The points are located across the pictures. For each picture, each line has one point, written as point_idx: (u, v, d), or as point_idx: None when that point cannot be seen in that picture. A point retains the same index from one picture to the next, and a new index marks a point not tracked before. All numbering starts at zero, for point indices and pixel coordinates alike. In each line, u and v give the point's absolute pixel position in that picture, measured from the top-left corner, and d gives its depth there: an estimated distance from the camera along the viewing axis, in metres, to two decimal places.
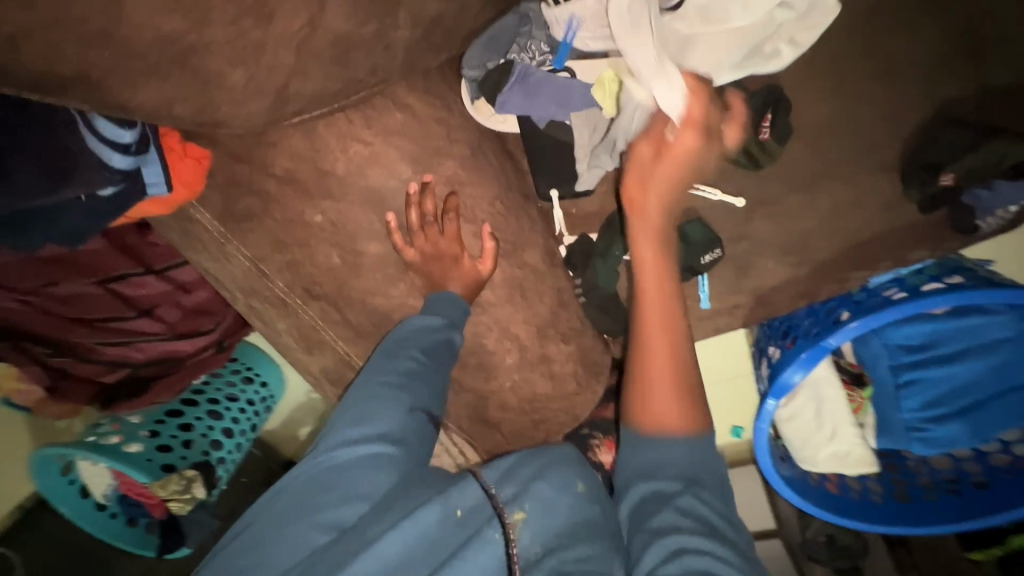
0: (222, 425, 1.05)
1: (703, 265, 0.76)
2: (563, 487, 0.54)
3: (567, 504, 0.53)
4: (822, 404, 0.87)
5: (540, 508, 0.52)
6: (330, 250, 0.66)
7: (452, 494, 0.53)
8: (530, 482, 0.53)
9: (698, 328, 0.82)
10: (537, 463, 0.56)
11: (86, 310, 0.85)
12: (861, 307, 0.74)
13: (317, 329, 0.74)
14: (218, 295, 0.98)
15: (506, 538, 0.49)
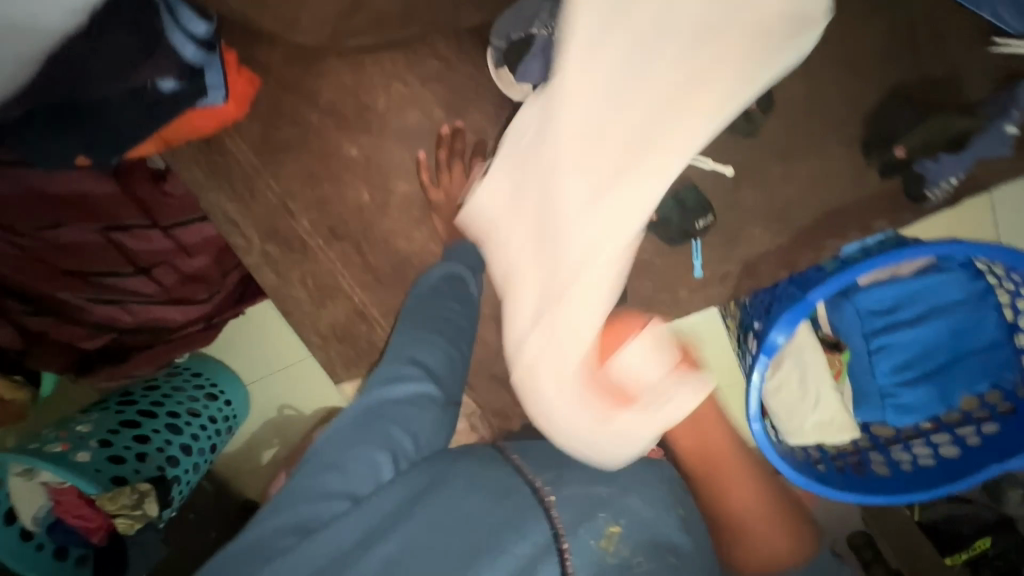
0: (180, 441, 1.06)
1: (697, 230, 0.84)
2: (637, 490, 0.63)
3: (634, 499, 0.62)
4: (805, 370, 0.92)
5: (632, 518, 0.59)
6: (362, 187, 0.71)
7: (559, 487, 0.60)
8: (602, 484, 0.62)
9: (690, 296, 0.91)
10: (611, 470, 0.65)
11: (81, 261, 0.82)
12: (802, 280, 0.83)
13: (335, 272, 0.76)
14: (217, 264, 0.95)
15: (604, 544, 0.56)
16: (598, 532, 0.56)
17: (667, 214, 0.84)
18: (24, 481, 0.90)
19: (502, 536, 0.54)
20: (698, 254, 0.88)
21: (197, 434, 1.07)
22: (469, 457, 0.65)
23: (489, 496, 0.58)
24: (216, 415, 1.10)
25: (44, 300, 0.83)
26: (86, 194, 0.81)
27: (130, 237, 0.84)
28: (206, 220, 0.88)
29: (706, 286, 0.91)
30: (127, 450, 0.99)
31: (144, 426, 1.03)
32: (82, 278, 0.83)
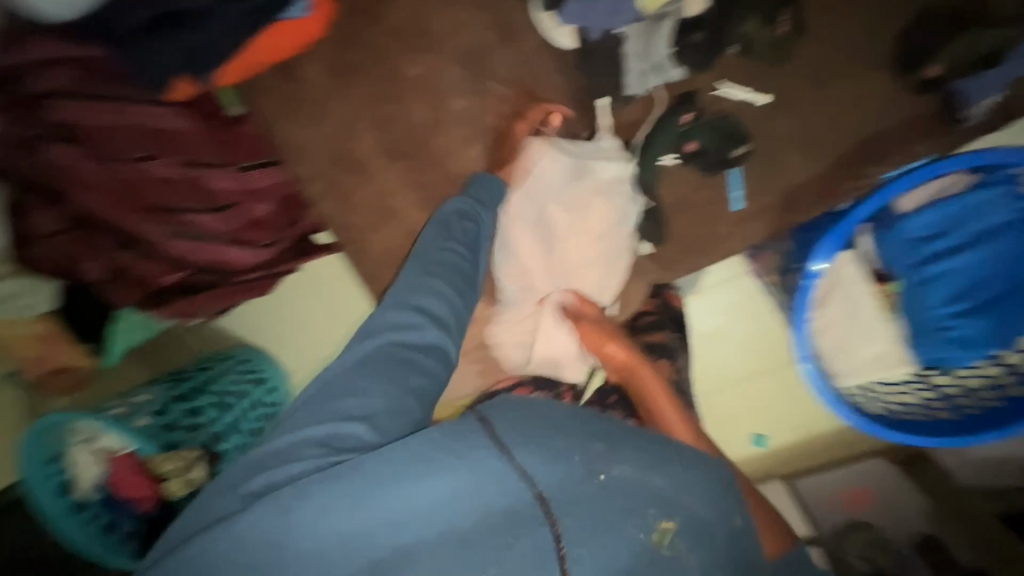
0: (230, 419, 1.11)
1: (734, 158, 0.88)
2: (696, 489, 0.58)
3: (692, 493, 0.57)
4: (854, 303, 0.92)
5: (688, 521, 0.55)
6: (418, 106, 0.83)
7: (610, 467, 0.56)
8: (660, 475, 0.57)
9: (733, 230, 0.93)
10: (673, 461, 0.59)
11: (164, 195, 0.91)
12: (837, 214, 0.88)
13: (393, 191, 0.83)
14: (282, 213, 1.03)
15: (651, 540, 0.53)
16: (649, 527, 0.53)
17: (705, 143, 0.87)
18: (78, 449, 0.94)
19: (524, 513, 0.52)
20: (735, 185, 0.91)
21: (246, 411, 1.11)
22: (519, 416, 0.61)
23: (541, 462, 0.55)
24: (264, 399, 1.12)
25: (128, 236, 0.91)
26: (173, 131, 0.91)
27: (209, 174, 0.93)
28: (276, 165, 0.99)
29: (748, 219, 0.92)
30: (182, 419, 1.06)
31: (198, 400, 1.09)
32: (163, 212, 0.91)
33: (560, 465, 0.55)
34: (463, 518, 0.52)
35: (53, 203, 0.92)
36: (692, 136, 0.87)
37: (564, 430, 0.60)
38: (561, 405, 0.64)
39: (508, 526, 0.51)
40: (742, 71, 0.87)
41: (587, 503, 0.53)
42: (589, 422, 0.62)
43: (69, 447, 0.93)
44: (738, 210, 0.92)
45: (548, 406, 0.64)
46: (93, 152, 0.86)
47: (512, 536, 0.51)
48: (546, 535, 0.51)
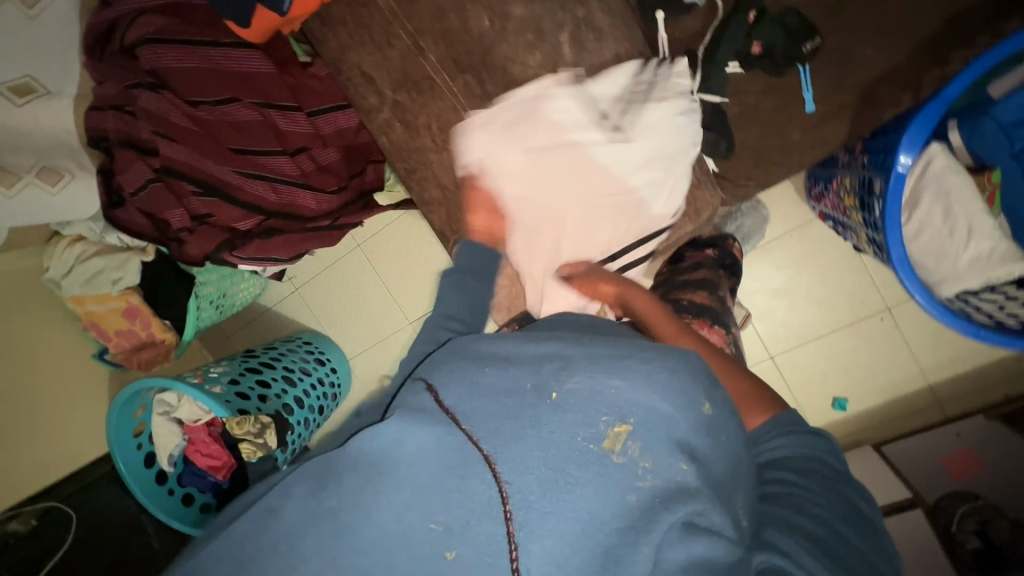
0: (294, 392, 1.47)
1: (804, 54, 0.85)
2: (660, 383, 0.50)
3: (653, 387, 0.50)
4: (949, 200, 0.84)
5: (652, 421, 0.49)
6: (483, 14, 0.81)
7: (557, 379, 0.51)
8: (614, 376, 0.50)
9: (805, 134, 0.89)
10: (631, 356, 0.52)
11: (240, 137, 0.98)
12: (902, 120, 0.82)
13: (456, 109, 0.84)
14: (346, 162, 1.08)
15: (608, 451, 0.47)
16: (599, 435, 0.48)
17: (774, 41, 0.85)
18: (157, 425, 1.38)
19: (465, 453, 0.48)
20: (807, 85, 0.88)
21: (306, 389, 1.50)
22: (469, 355, 0.57)
23: (486, 403, 0.51)
24: (323, 378, 1.56)
25: (208, 180, 0.98)
26: (251, 77, 0.97)
27: (282, 116, 1.00)
28: (347, 109, 1.05)
29: (822, 121, 0.88)
30: (251, 389, 1.40)
31: (266, 373, 1.45)
32: (243, 156, 0.98)
33: (505, 396, 0.51)
34: (397, 461, 0.49)
35: (140, 156, 0.97)
36: (757, 36, 0.86)
37: (515, 360, 0.55)
38: (516, 337, 0.58)
39: (442, 458, 0.48)
40: None
41: (530, 425, 0.48)
42: (542, 346, 0.56)
43: (156, 417, 1.39)
44: (812, 113, 0.89)
45: (502, 338, 0.58)
46: (182, 96, 0.95)
47: (446, 469, 0.47)
48: (486, 474, 0.46)
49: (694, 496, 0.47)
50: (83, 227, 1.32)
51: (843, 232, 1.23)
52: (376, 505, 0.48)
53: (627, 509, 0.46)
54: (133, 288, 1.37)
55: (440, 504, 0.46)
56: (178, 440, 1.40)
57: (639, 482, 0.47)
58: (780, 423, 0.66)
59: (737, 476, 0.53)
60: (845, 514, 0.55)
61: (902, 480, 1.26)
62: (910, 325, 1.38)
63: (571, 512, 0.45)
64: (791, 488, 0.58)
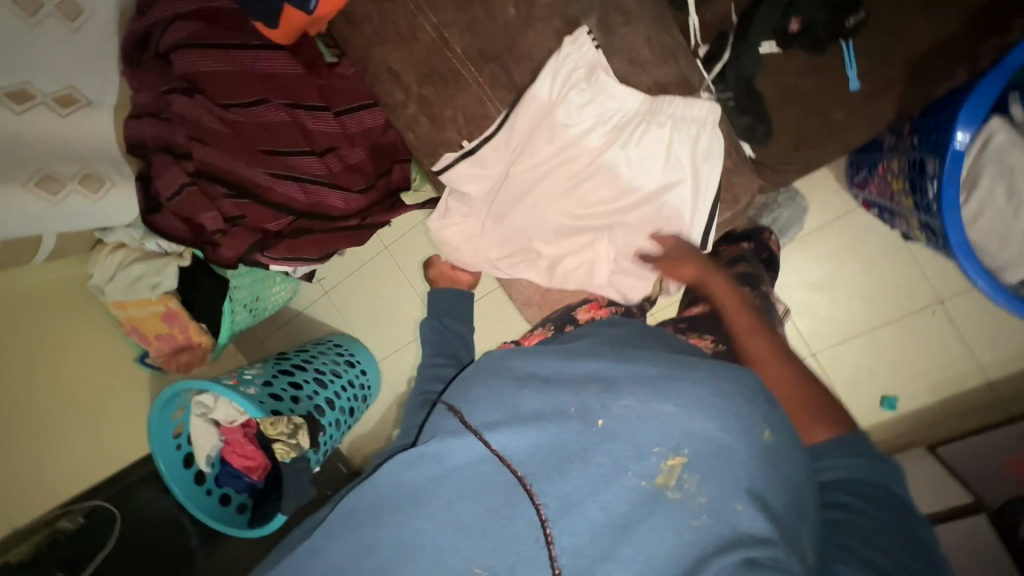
0: (325, 394, 1.49)
1: (846, 29, 0.81)
2: (714, 408, 0.47)
3: (707, 414, 0.46)
4: (1015, 178, 0.78)
5: (709, 452, 0.45)
6: (508, 2, 0.80)
7: (602, 404, 0.47)
8: (665, 400, 0.47)
9: (851, 114, 0.85)
10: (680, 378, 0.49)
11: (270, 138, 1.00)
12: (957, 96, 0.76)
13: (483, 99, 0.87)
14: (372, 160, 1.09)
15: (662, 486, 0.44)
16: (652, 470, 0.45)
17: (813, 17, 0.81)
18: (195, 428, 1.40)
19: (512, 489, 0.45)
20: (852, 62, 0.83)
21: (337, 391, 1.50)
22: (508, 374, 0.53)
23: (528, 432, 0.47)
24: (354, 379, 1.57)
25: (240, 183, 1.00)
26: (281, 77, 1.00)
27: (310, 117, 1.01)
28: (374, 108, 1.06)
29: (868, 100, 0.84)
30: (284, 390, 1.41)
31: (298, 375, 1.47)
32: (273, 157, 1.00)
33: (551, 422, 0.47)
34: (438, 492, 0.47)
35: (175, 160, 0.99)
36: (796, 12, 0.82)
37: (556, 380, 0.51)
38: (557, 355, 0.55)
39: (487, 493, 0.45)
40: None
41: (577, 457, 0.45)
42: (584, 366, 0.52)
43: (194, 418, 1.41)
44: (857, 91, 0.84)
45: (542, 357, 0.54)
46: (213, 100, 0.97)
47: (489, 507, 0.45)
48: (533, 511, 0.44)
49: (760, 537, 0.43)
50: (124, 235, 1.36)
51: (890, 219, 1.17)
52: (417, 543, 0.45)
53: (685, 550, 0.42)
54: (172, 292, 1.41)
55: (484, 544, 0.44)
56: (214, 441, 1.42)
57: (695, 520, 0.43)
58: (838, 443, 0.60)
59: (800, 509, 0.48)
60: (913, 546, 0.50)
61: (962, 484, 1.18)
62: (966, 319, 1.29)
63: (625, 552, 0.42)
64: (857, 518, 0.53)
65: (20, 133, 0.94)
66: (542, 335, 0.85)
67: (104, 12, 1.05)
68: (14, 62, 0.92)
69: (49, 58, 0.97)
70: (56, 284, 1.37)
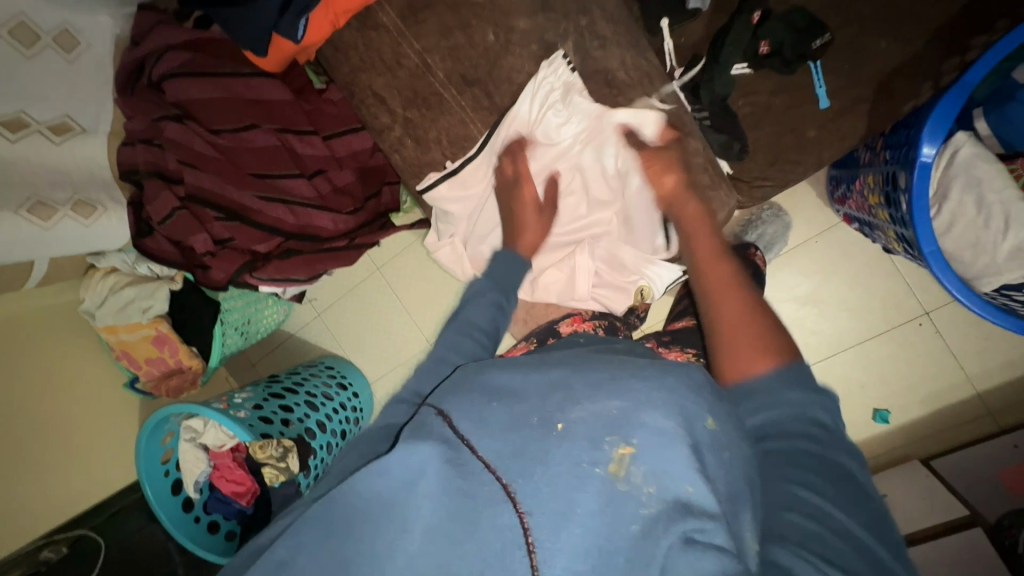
0: (316, 416, 1.48)
1: (814, 50, 0.85)
2: (660, 402, 0.47)
3: (658, 408, 0.46)
4: (982, 190, 0.80)
5: (653, 440, 0.45)
6: (488, 28, 0.84)
7: (557, 408, 0.49)
8: (616, 398, 0.48)
9: (822, 130, 0.87)
10: (632, 380, 0.50)
11: (259, 163, 1.02)
12: (921, 114, 0.79)
13: (466, 122, 0.89)
14: (361, 183, 1.11)
15: (615, 474, 0.44)
16: (602, 459, 0.45)
17: (779, 39, 0.85)
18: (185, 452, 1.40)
19: (473, 491, 0.45)
20: (819, 81, 0.86)
21: (328, 413, 1.50)
22: (477, 383, 0.54)
23: (496, 441, 0.47)
24: (345, 402, 1.56)
25: (229, 205, 1.02)
26: (270, 103, 1.02)
27: (298, 141, 1.04)
28: (362, 131, 1.09)
29: (838, 117, 0.87)
30: (273, 413, 1.40)
31: (288, 398, 1.46)
32: (263, 180, 1.03)
33: (514, 425, 0.48)
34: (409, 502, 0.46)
35: (167, 185, 1.02)
36: (764, 35, 0.86)
37: (522, 390, 0.52)
38: (525, 368, 0.56)
39: (447, 492, 0.45)
40: None
41: (537, 459, 0.45)
42: (548, 376, 0.54)
43: (183, 443, 1.40)
44: (826, 107, 0.87)
45: (512, 372, 0.55)
46: (204, 126, 1.00)
47: (452, 511, 0.44)
48: (510, 512, 0.43)
49: (705, 517, 0.42)
50: (117, 259, 1.40)
51: (870, 232, 1.19)
52: (391, 555, 0.45)
53: (633, 544, 0.42)
54: (162, 316, 1.42)
55: (452, 553, 0.43)
56: (203, 467, 1.41)
57: (643, 509, 0.43)
58: (773, 378, 0.54)
59: (744, 491, 0.46)
60: (847, 491, 0.46)
61: (956, 496, 1.18)
62: (951, 330, 1.30)
63: (576, 539, 0.41)
64: (797, 460, 0.48)
65: (14, 159, 0.97)
66: (525, 348, 0.84)
67: (100, 43, 1.08)
68: (11, 91, 0.95)
69: (46, 87, 1.00)
70: (48, 310, 1.38)
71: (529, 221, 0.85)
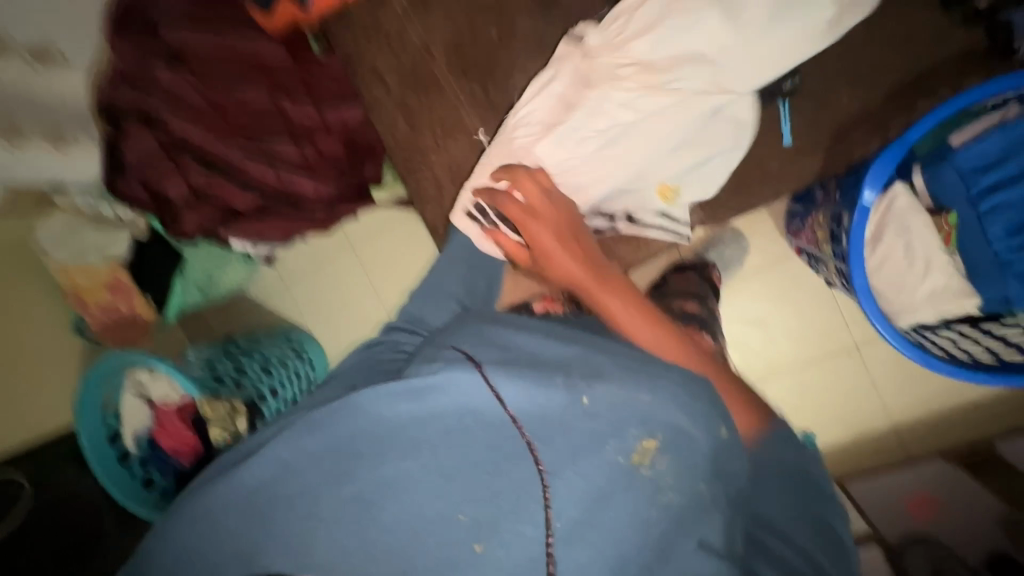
0: (270, 382, 1.47)
1: (784, 90, 0.91)
2: (684, 403, 0.56)
3: (681, 406, 0.55)
4: (910, 237, 0.91)
5: (675, 440, 0.55)
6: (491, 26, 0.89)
7: (582, 382, 0.55)
8: (644, 391, 0.55)
9: (783, 165, 0.96)
10: (660, 374, 0.57)
11: (249, 120, 1.03)
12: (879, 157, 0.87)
13: (458, 106, 0.93)
14: (348, 153, 1.10)
15: (633, 460, 0.55)
16: (628, 448, 0.54)
17: None
18: (130, 400, 1.35)
19: (504, 450, 0.54)
20: (785, 119, 0.94)
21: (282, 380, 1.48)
22: (495, 341, 0.60)
23: (529, 397, 0.55)
24: (300, 371, 1.52)
25: (214, 156, 1.03)
26: (267, 62, 1.03)
27: (291, 103, 1.04)
28: (357, 103, 1.07)
29: (797, 155, 0.95)
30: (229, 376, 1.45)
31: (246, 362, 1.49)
32: (251, 137, 1.04)
33: (539, 391, 0.55)
34: (427, 439, 0.55)
35: (147, 128, 1.02)
36: None
37: (536, 360, 0.57)
38: (543, 333, 0.63)
39: (473, 446, 0.55)
40: None
41: (559, 427, 0.55)
42: (569, 350, 0.60)
43: (127, 394, 1.35)
44: (789, 145, 0.95)
45: (531, 334, 0.62)
46: (196, 74, 0.99)
47: (480, 459, 0.54)
48: (528, 460, 0.54)
49: (699, 509, 0.55)
50: (76, 197, 1.36)
51: (816, 266, 1.30)
52: (399, 481, 0.54)
53: (647, 518, 0.54)
54: (120, 260, 1.39)
55: (473, 498, 0.53)
56: (144, 420, 1.36)
57: (661, 496, 0.55)
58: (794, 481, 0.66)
59: (728, 496, 0.58)
60: (821, 538, 0.62)
61: (862, 517, 1.32)
62: (879, 365, 1.43)
63: (599, 516, 0.53)
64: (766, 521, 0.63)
65: None
66: None
67: None
68: None
69: None
70: None
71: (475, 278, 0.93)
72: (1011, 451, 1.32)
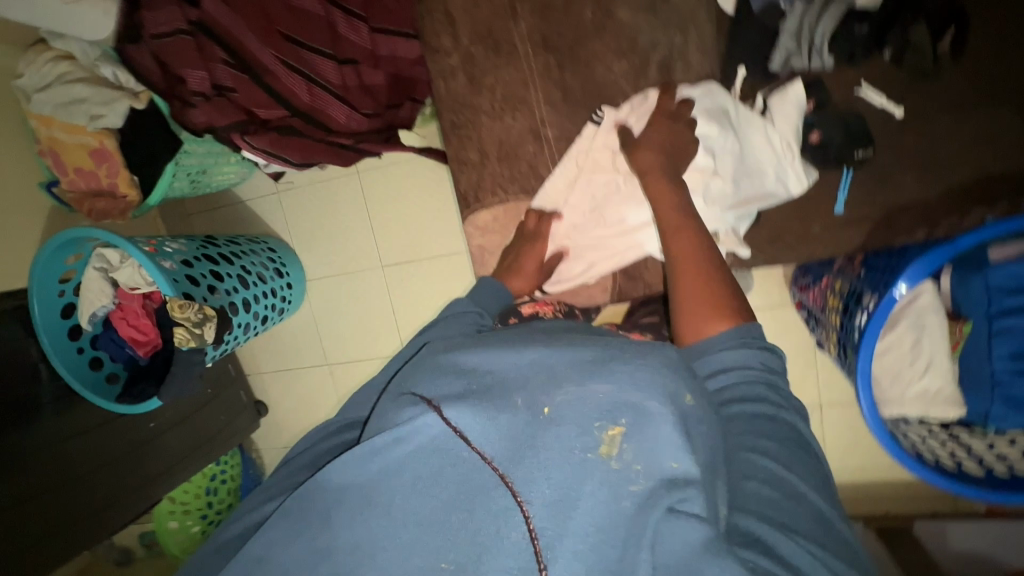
0: (245, 292, 1.41)
1: (854, 159, 0.90)
2: (641, 381, 0.51)
3: (638, 385, 0.51)
4: (922, 333, 0.92)
5: (639, 420, 0.49)
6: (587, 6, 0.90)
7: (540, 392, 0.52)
8: (599, 382, 0.51)
9: (828, 230, 0.94)
10: (614, 360, 0.53)
11: (292, 26, 0.93)
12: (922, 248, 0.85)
13: (529, 83, 0.94)
14: (390, 90, 1.03)
15: (604, 454, 0.48)
16: (593, 442, 0.49)
17: (830, 136, 0.89)
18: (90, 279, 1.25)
19: (472, 482, 0.49)
20: (844, 187, 0.92)
21: (257, 294, 1.43)
22: (453, 371, 0.58)
23: (485, 418, 0.51)
24: (277, 290, 1.51)
25: (243, 53, 0.94)
26: None
27: (344, 21, 0.95)
28: (416, 39, 0.98)
29: (844, 225, 0.93)
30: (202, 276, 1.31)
31: (222, 267, 1.37)
32: (290, 44, 0.94)
33: (499, 414, 0.51)
34: (395, 481, 0.52)
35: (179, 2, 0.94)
36: (817, 126, 0.90)
37: (494, 389, 0.54)
38: (501, 347, 0.60)
39: (443, 483, 0.50)
40: (885, 79, 0.89)
41: (528, 444, 0.50)
42: (528, 357, 0.57)
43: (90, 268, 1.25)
44: (840, 212, 0.93)
45: (490, 352, 0.59)
46: None
47: (448, 496, 0.49)
48: (505, 494, 0.48)
49: (688, 488, 0.47)
50: (77, 48, 1.21)
51: (813, 327, 1.31)
52: (370, 543, 0.50)
53: (626, 512, 0.47)
54: (111, 130, 1.25)
55: (451, 540, 0.48)
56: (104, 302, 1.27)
57: (634, 485, 0.48)
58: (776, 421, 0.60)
59: (716, 467, 0.52)
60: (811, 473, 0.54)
61: None
62: (834, 427, 1.46)
63: (580, 524, 0.46)
64: None
65: None
66: None
67: None
68: None
69: None
70: None
71: (501, 258, 0.91)
72: (925, 532, 1.38)
